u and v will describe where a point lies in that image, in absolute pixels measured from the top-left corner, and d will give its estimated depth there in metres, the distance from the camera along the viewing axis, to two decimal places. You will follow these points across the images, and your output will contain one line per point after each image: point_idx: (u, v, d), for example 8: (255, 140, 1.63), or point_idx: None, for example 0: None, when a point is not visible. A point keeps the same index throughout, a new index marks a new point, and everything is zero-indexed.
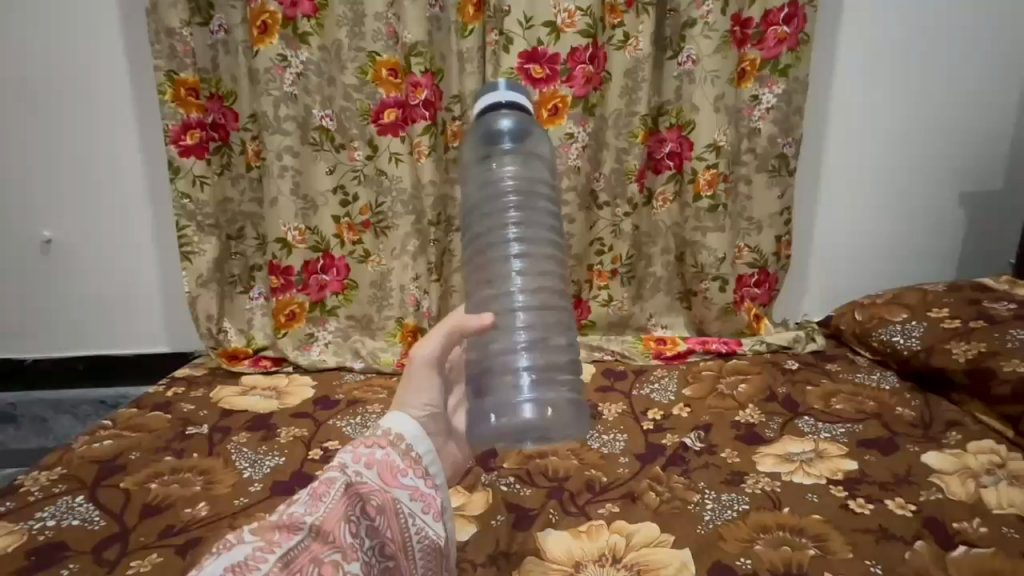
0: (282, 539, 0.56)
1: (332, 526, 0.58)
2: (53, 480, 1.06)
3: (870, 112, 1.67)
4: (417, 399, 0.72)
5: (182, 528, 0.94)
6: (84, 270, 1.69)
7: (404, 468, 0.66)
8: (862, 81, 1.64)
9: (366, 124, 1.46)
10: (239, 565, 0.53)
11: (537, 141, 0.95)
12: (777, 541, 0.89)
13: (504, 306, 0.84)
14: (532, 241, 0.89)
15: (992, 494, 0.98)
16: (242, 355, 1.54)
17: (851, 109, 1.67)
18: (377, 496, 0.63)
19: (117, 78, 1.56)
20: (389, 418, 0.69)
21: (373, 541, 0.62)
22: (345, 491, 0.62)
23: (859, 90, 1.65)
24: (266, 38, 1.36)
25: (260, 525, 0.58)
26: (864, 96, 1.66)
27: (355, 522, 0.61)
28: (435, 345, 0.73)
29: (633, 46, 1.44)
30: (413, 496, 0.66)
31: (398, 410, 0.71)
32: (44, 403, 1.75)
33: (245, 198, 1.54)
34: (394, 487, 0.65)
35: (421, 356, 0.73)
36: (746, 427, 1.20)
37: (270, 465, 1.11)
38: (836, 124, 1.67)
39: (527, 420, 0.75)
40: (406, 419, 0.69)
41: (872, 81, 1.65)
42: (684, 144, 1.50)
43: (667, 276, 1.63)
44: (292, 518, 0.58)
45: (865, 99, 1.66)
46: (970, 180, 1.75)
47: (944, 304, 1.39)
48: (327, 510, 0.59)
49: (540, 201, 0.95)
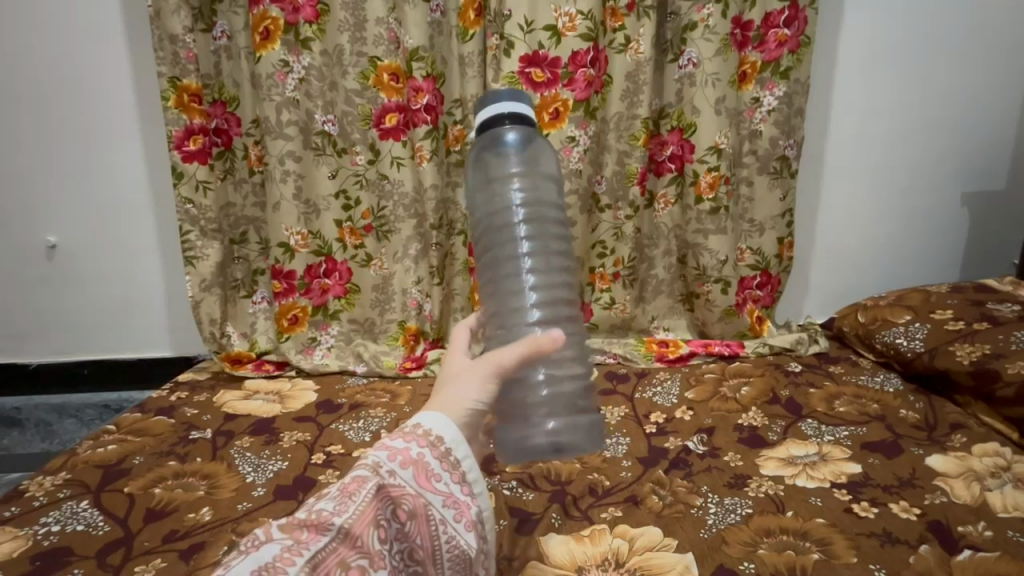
0: (310, 540, 0.54)
1: (360, 531, 0.56)
2: (57, 485, 1.06)
3: (871, 113, 1.67)
4: (470, 400, 0.66)
5: (186, 533, 0.95)
6: (86, 274, 1.70)
7: (439, 473, 0.61)
8: (863, 83, 1.64)
9: (368, 129, 1.46)
10: (268, 567, 0.52)
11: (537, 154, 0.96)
12: (781, 545, 0.89)
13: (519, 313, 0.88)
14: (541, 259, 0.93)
15: (997, 497, 0.98)
16: (246, 359, 1.55)
17: (853, 111, 1.67)
18: (410, 500, 0.59)
19: (120, 84, 1.57)
20: (433, 417, 0.63)
21: (403, 544, 0.59)
22: (376, 493, 0.58)
23: (859, 92, 1.65)
24: (269, 44, 1.37)
25: (290, 521, 0.56)
26: (865, 98, 1.66)
27: (385, 525, 0.58)
28: (510, 355, 0.68)
29: (635, 49, 1.44)
30: (446, 502, 0.61)
31: (443, 407, 0.65)
32: (49, 406, 1.75)
33: (247, 202, 1.55)
34: (428, 490, 0.60)
35: (496, 361, 0.67)
36: (748, 431, 1.20)
37: (273, 469, 1.11)
38: (837, 126, 1.67)
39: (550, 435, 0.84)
40: (453, 422, 0.64)
41: (873, 82, 1.65)
42: (686, 146, 1.50)
43: (669, 278, 1.63)
44: (320, 517, 0.56)
45: (866, 102, 1.66)
46: (970, 183, 1.75)
47: (947, 305, 1.38)
48: (356, 512, 0.56)
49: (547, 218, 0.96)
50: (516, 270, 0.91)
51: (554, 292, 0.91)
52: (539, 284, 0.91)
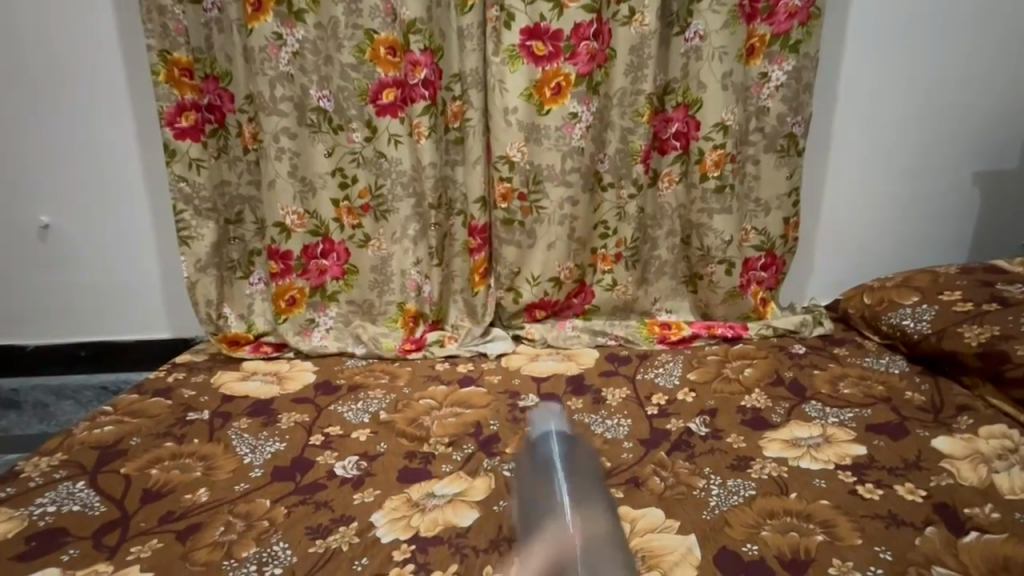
0: None
1: None
2: (53, 466, 1.05)
3: (881, 94, 1.62)
4: None
5: (183, 514, 0.94)
6: (81, 256, 1.68)
7: None
8: (874, 62, 1.60)
9: (365, 105, 1.42)
10: None
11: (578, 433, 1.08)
12: (784, 527, 0.88)
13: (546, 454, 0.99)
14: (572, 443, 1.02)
15: (1004, 479, 0.96)
16: (243, 340, 1.53)
17: (863, 93, 1.62)
18: None
19: (110, 60, 1.53)
20: None
21: None
22: None
23: (869, 72, 1.60)
24: (260, 16, 1.33)
25: None
26: (876, 78, 1.61)
27: None
28: None
29: (639, 21, 1.38)
30: None
31: None
32: (46, 389, 1.74)
33: (242, 181, 1.50)
34: None
35: None
36: (751, 412, 1.19)
37: (270, 450, 1.10)
38: (847, 107, 1.63)
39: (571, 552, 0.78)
40: None
41: (884, 61, 1.60)
42: (691, 123, 1.46)
43: (673, 259, 1.60)
44: None
45: (877, 82, 1.61)
46: (982, 161, 1.71)
47: (956, 286, 1.36)
48: None
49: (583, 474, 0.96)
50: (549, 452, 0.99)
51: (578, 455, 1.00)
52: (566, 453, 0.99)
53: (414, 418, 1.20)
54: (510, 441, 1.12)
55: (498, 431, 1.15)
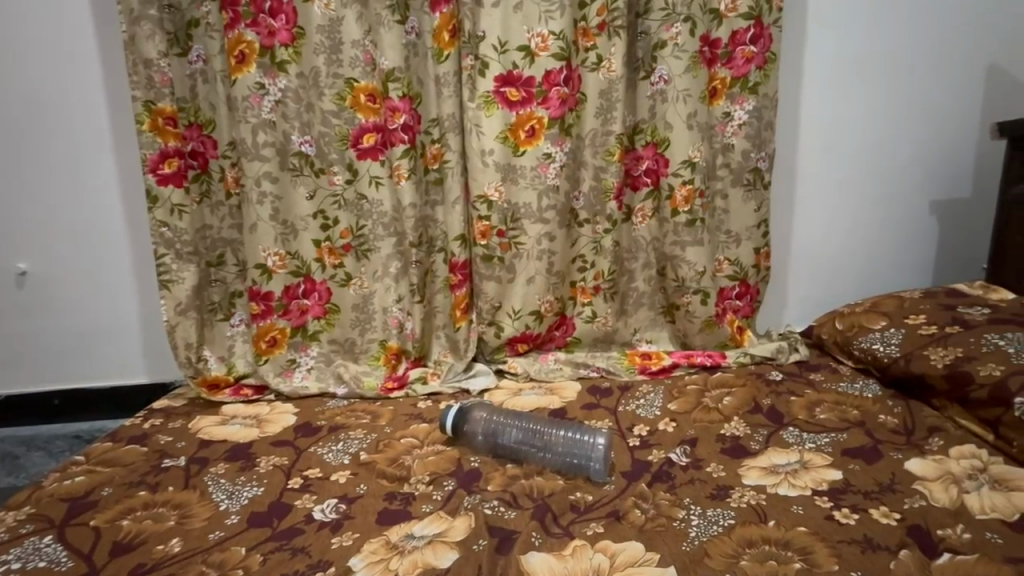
0: None
1: None
2: (20, 521, 1.02)
3: (867, 119, 1.72)
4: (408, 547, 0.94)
5: (154, 566, 0.91)
6: (60, 301, 1.67)
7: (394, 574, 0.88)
8: (858, 89, 1.70)
9: (345, 149, 1.46)
10: None
11: (484, 408, 1.28)
12: (763, 555, 0.88)
13: (507, 427, 1.22)
14: (503, 411, 1.26)
15: (974, 499, 0.98)
16: (223, 383, 1.52)
17: (848, 115, 1.71)
18: None
19: (96, 109, 1.57)
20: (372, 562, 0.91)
21: None
22: None
23: (858, 96, 1.70)
24: (243, 67, 1.38)
25: None
26: (862, 102, 1.71)
27: None
28: (424, 528, 0.98)
29: (607, 67, 1.47)
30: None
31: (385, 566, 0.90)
32: (17, 439, 1.68)
33: (225, 225, 1.53)
34: None
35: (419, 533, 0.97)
36: (730, 440, 1.20)
37: (248, 496, 1.08)
38: (838, 127, 1.72)
39: (591, 454, 1.13)
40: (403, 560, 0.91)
41: (868, 87, 1.70)
42: (660, 161, 1.53)
43: (650, 290, 1.64)
44: None
45: (863, 108, 1.71)
46: (952, 189, 1.81)
47: (920, 310, 1.41)
48: None
49: (515, 415, 1.25)
50: (507, 428, 1.22)
51: (510, 409, 1.27)
52: (510, 415, 1.25)
53: (395, 458, 1.19)
54: (492, 478, 1.11)
55: (479, 467, 1.15)
